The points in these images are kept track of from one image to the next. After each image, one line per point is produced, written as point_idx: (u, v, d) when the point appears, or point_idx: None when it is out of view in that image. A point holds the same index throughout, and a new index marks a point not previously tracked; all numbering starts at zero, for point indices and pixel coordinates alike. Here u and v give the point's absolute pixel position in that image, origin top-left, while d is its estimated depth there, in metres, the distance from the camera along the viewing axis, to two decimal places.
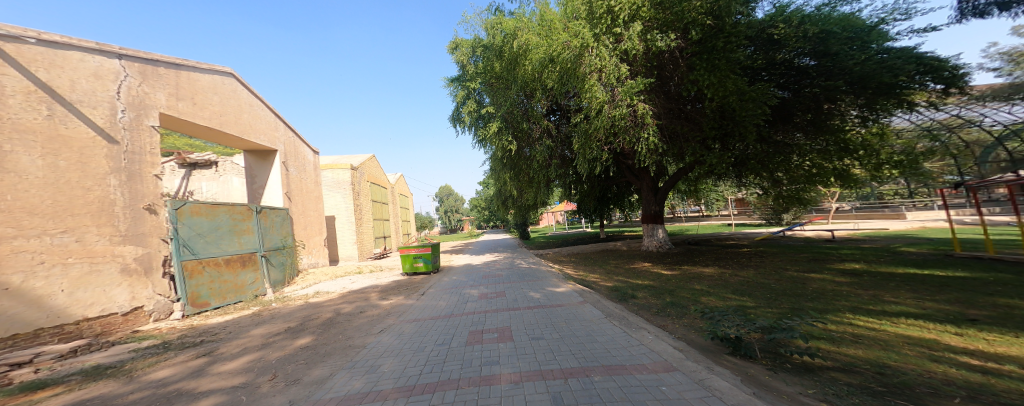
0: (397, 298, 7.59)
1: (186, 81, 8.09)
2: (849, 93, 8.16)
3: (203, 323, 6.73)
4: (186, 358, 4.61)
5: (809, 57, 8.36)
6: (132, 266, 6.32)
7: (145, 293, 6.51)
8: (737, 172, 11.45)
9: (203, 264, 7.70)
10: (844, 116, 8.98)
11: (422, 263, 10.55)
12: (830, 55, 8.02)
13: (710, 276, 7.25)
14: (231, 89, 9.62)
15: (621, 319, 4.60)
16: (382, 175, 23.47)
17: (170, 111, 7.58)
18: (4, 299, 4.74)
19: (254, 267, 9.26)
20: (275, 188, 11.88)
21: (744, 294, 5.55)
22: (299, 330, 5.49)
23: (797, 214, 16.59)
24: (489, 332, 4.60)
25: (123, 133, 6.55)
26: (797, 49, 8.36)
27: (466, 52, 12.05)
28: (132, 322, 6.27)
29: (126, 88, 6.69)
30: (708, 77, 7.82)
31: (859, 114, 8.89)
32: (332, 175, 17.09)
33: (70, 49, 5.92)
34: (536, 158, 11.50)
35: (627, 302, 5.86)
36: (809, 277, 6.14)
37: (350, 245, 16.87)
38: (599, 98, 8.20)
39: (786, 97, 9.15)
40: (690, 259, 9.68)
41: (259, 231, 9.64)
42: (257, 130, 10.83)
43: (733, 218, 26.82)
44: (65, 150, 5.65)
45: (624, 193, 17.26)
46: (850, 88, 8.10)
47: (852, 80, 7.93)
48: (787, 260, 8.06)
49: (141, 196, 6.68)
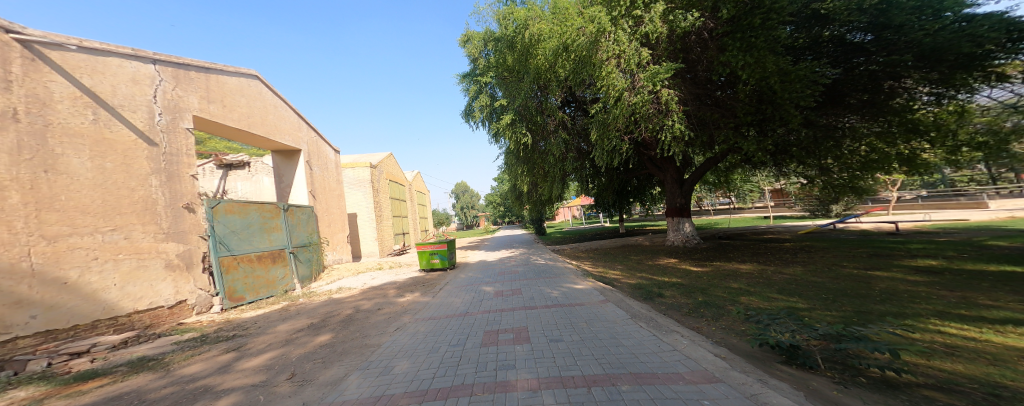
0: (414, 295, 7.55)
1: (215, 84, 8.43)
2: (916, 68, 7.10)
3: (239, 316, 7.00)
4: (216, 350, 4.70)
5: (864, 32, 7.33)
6: (175, 262, 6.66)
7: (187, 287, 6.85)
8: (775, 160, 10.39)
9: (237, 260, 7.98)
10: (909, 94, 7.84)
11: (438, 260, 10.49)
12: (894, 28, 6.94)
13: (748, 273, 6.56)
14: (257, 91, 10.00)
15: (648, 320, 4.18)
16: (400, 173, 23.85)
17: (203, 114, 7.95)
18: (66, 293, 5.08)
19: (283, 262, 9.55)
20: (301, 186, 12.31)
21: (793, 294, 4.90)
22: (320, 327, 5.50)
23: (847, 205, 14.94)
24: (505, 333, 4.34)
25: (161, 135, 6.91)
26: (849, 24, 7.32)
27: (477, 45, 11.82)
28: (177, 315, 6.62)
29: (161, 92, 7.03)
30: (743, 57, 6.95)
31: (931, 91, 7.67)
32: (353, 174, 17.51)
33: (110, 55, 6.22)
34: (551, 152, 11.07)
35: (653, 301, 5.39)
36: (873, 276, 5.34)
37: (371, 242, 17.29)
38: (618, 85, 7.64)
39: (837, 78, 8.14)
40: (724, 254, 8.90)
41: (287, 229, 9.93)
42: (283, 130, 11.24)
43: (770, 210, 24.80)
44: (110, 153, 5.96)
45: (645, 186, 16.40)
46: (919, 62, 7.07)
47: (919, 55, 6.93)
48: (842, 256, 7.16)
49: (181, 196, 7.02)
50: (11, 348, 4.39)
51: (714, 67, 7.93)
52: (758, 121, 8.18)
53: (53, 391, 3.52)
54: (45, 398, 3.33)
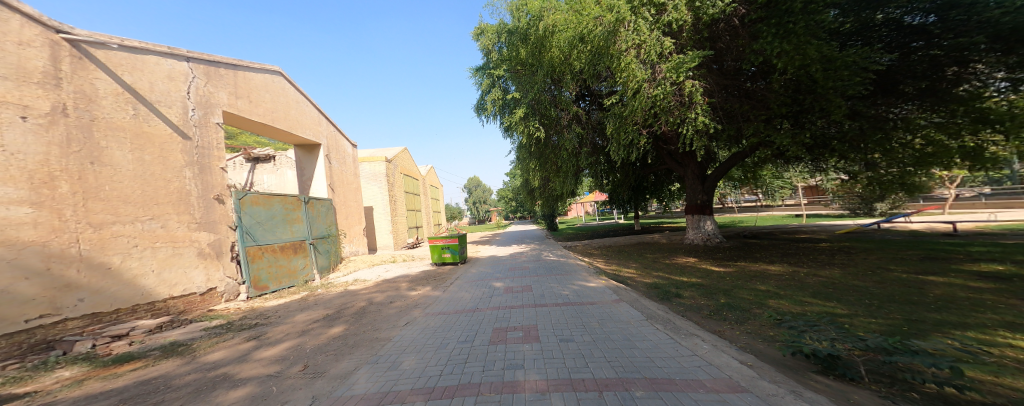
0: (425, 289, 7.58)
1: (242, 80, 8.75)
2: (988, 50, 6.41)
3: (263, 305, 7.28)
4: (238, 338, 4.85)
5: (924, 14, 6.77)
6: (206, 250, 6.98)
7: (217, 276, 7.18)
8: (811, 154, 9.62)
9: (262, 250, 8.30)
10: (978, 81, 7.07)
11: (450, 254, 10.53)
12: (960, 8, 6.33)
13: (776, 275, 6.09)
14: (280, 87, 10.32)
15: (664, 321, 3.95)
16: (414, 168, 24.16)
17: (231, 109, 8.27)
18: (110, 278, 5.40)
19: (304, 254, 9.87)
20: (321, 180, 12.70)
21: (829, 298, 4.48)
22: (335, 319, 5.59)
23: (892, 203, 13.67)
24: (514, 331, 4.22)
25: (194, 129, 7.23)
26: (907, 6, 6.72)
27: (491, 38, 11.62)
28: (208, 301, 6.96)
29: (194, 89, 7.35)
30: (780, 44, 6.29)
31: (1005, 77, 6.86)
32: (370, 168, 17.90)
33: (148, 53, 6.53)
34: (564, 146, 10.78)
35: (670, 302, 5.10)
36: (925, 281, 4.80)
37: (387, 235, 17.69)
38: (638, 77, 7.24)
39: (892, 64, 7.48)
40: (749, 254, 8.36)
41: (307, 221, 10.25)
42: (304, 125, 11.59)
43: (802, 208, 23.25)
44: (148, 146, 6.28)
45: (663, 182, 15.76)
46: (991, 45, 6.38)
47: (993, 35, 6.21)
48: (887, 259, 6.52)
49: (212, 187, 7.34)
50: (61, 329, 4.71)
51: (744, 55, 7.35)
52: (793, 112, 7.52)
53: (93, 372, 3.71)
54: (84, 379, 3.51)
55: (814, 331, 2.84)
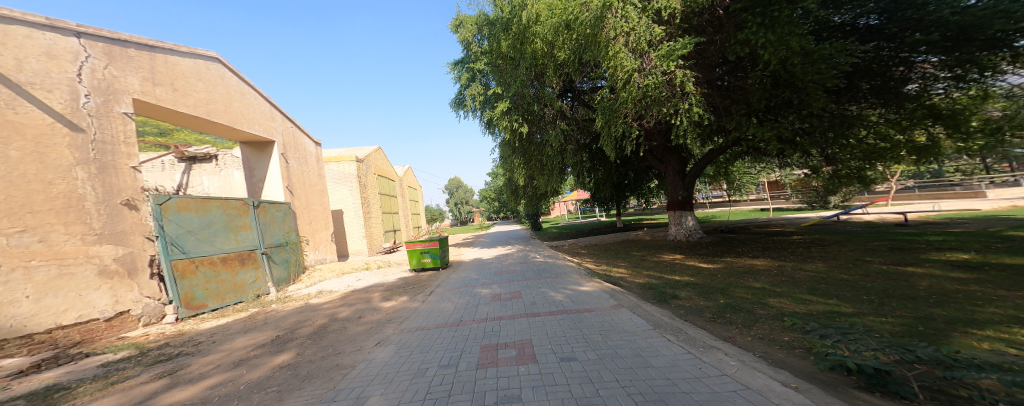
0: (400, 299, 6.77)
1: (163, 64, 7.29)
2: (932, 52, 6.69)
3: (195, 327, 6.02)
4: (147, 376, 3.79)
5: (874, 15, 7.06)
6: (112, 268, 5.61)
7: (130, 297, 5.83)
8: (782, 152, 9.94)
9: (196, 263, 6.96)
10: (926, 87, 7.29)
11: (429, 258, 9.72)
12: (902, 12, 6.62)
13: (767, 270, 6.01)
14: (218, 75, 8.88)
15: (674, 330, 3.54)
16: (388, 167, 22.71)
17: (146, 97, 6.79)
18: None
19: (254, 265, 8.56)
20: (276, 180, 11.29)
21: (830, 295, 4.34)
22: (284, 342, 4.63)
23: (846, 196, 14.66)
24: (505, 350, 3.63)
25: (90, 119, 5.76)
26: (859, 8, 7.00)
27: (470, 29, 10.79)
28: (118, 328, 5.60)
29: (88, 70, 5.86)
30: (765, 35, 6.28)
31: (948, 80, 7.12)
32: (336, 168, 16.42)
33: (13, 23, 5.08)
34: (549, 143, 10.32)
35: (669, 304, 4.78)
36: (909, 273, 4.85)
37: (357, 239, 16.29)
38: (627, 66, 6.90)
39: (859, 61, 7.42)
40: (732, 249, 8.42)
41: (258, 227, 8.92)
42: (251, 119, 10.14)
43: (766, 202, 24.56)
44: (16, 138, 4.87)
45: (643, 180, 15.88)
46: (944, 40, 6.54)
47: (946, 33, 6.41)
48: (861, 250, 6.73)
49: (118, 191, 5.93)
50: None
51: (730, 47, 7.20)
52: (771, 108, 7.57)
53: None
54: None
55: (852, 341, 2.49)
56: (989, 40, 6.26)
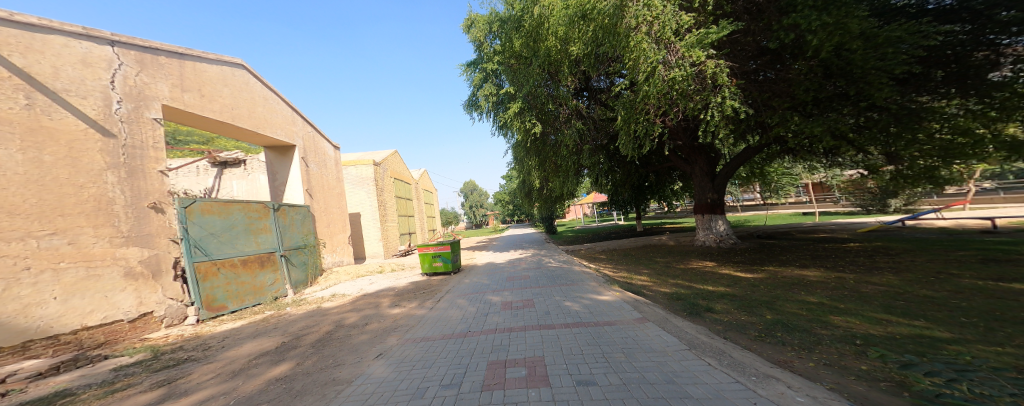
0: (409, 305, 6.50)
1: (191, 71, 7.58)
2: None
3: (212, 329, 6.03)
4: (148, 383, 3.65)
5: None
6: (137, 270, 5.73)
7: (154, 298, 5.94)
8: (829, 150, 8.89)
9: (217, 266, 7.06)
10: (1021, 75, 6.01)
11: (442, 263, 9.48)
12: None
13: (820, 282, 5.21)
14: (242, 82, 9.21)
15: (713, 351, 2.90)
16: (405, 171, 23.06)
17: (175, 103, 7.06)
18: None
19: (273, 267, 8.66)
20: (297, 184, 11.57)
21: (918, 316, 3.55)
22: (287, 350, 4.42)
23: (908, 199, 13.03)
24: (513, 368, 3.19)
25: (120, 125, 5.98)
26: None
27: (482, 29, 10.61)
28: (141, 329, 5.69)
29: (121, 77, 6.13)
30: (818, 17, 5.41)
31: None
32: (356, 172, 16.75)
33: (52, 33, 5.31)
34: (564, 144, 9.87)
35: (703, 318, 4.16)
36: (1019, 292, 3.95)
37: (375, 243, 16.48)
38: (650, 57, 6.33)
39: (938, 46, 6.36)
40: (773, 257, 7.52)
41: (277, 230, 9.06)
42: (274, 124, 10.48)
43: (808, 206, 22.63)
44: (50, 144, 5.05)
45: (666, 182, 14.98)
46: None
47: None
48: (940, 262, 5.71)
49: (146, 194, 6.11)
50: None
51: (772, 35, 6.44)
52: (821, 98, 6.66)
53: None
54: None
55: (998, 388, 1.80)
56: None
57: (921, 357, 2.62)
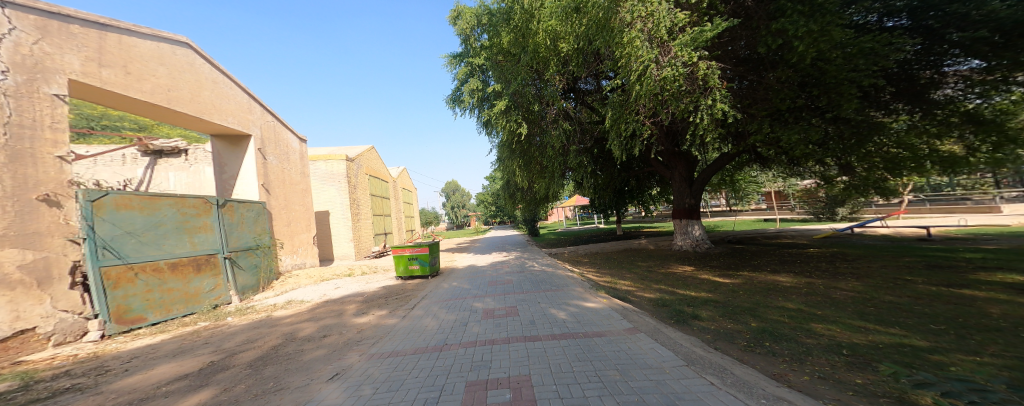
0: (377, 314, 5.89)
1: (115, 45, 6.45)
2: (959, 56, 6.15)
3: (118, 348, 4.97)
4: None
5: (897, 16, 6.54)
6: (15, 277, 4.57)
7: (38, 311, 4.78)
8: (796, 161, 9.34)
9: (134, 270, 6.00)
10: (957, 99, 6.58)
11: (419, 266, 8.84)
12: (938, 6, 5.97)
13: (794, 288, 5.34)
14: (186, 62, 8.08)
15: (713, 368, 2.71)
16: (382, 168, 21.88)
17: (87, 79, 5.92)
18: None
19: (213, 271, 7.60)
20: (250, 178, 10.42)
21: (893, 324, 3.63)
22: (213, 374, 3.69)
23: (854, 207, 14.33)
24: (497, 391, 2.78)
25: (4, 99, 4.83)
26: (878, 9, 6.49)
27: (469, 22, 10.22)
28: (16, 349, 4.46)
29: (11, 44, 4.98)
30: (806, 24, 5.60)
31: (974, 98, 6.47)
32: (326, 167, 15.49)
33: None
34: (550, 144, 9.65)
35: (691, 327, 4.01)
36: (969, 298, 4.26)
37: (345, 244, 15.33)
38: (643, 56, 6.24)
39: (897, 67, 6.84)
40: (745, 262, 7.77)
41: (220, 229, 8.00)
42: (223, 111, 9.31)
43: (768, 212, 24.34)
44: None
45: (645, 187, 15.32)
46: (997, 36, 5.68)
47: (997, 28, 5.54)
48: (894, 267, 6.12)
49: (34, 183, 5.01)
50: None
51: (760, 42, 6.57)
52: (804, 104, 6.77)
53: None
54: None
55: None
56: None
57: (913, 370, 2.57)
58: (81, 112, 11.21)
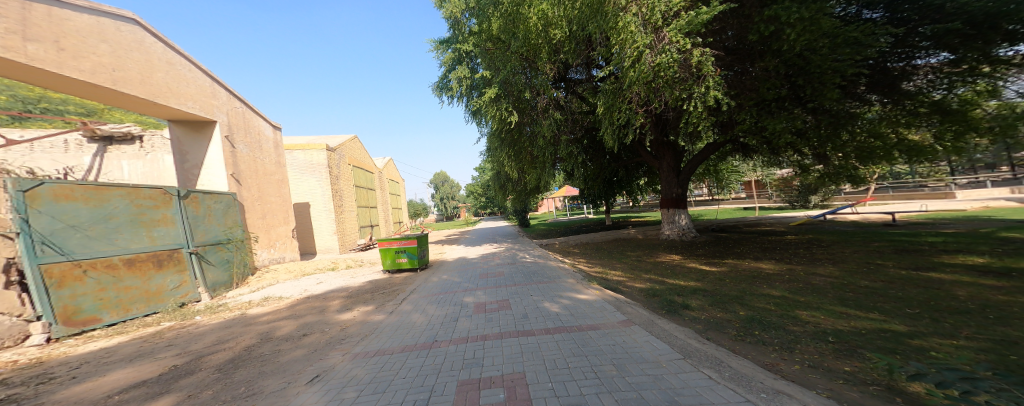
0: (361, 310, 5.64)
1: (43, 17, 5.66)
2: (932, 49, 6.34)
3: (67, 352, 4.52)
4: None
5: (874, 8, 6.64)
6: None
7: None
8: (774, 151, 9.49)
9: (83, 268, 5.46)
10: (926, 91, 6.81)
11: (406, 259, 8.57)
12: None
13: (777, 275, 5.49)
14: (134, 40, 7.27)
15: (710, 361, 2.68)
16: (367, 159, 21.11)
17: (10, 54, 5.18)
18: None
19: (178, 268, 7.06)
20: (217, 167, 9.67)
21: (872, 309, 3.75)
22: (178, 379, 3.40)
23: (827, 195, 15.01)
24: (489, 390, 2.66)
25: None
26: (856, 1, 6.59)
27: (457, 5, 9.80)
28: None
29: None
30: (797, 10, 5.60)
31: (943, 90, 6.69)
32: (304, 157, 14.72)
33: None
34: (540, 134, 9.46)
35: (682, 317, 4.02)
36: (938, 281, 4.47)
37: (328, 237, 14.72)
38: (639, 41, 6.11)
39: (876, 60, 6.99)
40: (729, 250, 7.96)
41: (184, 222, 7.42)
42: (182, 95, 8.52)
43: (748, 201, 25.23)
44: None
45: (633, 177, 15.46)
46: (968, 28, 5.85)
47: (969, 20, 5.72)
48: (867, 252, 6.40)
49: None
50: None
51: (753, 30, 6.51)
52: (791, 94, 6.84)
53: None
54: None
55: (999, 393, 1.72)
56: (1012, 30, 5.63)
57: (897, 356, 2.63)
58: (15, 93, 9.93)
